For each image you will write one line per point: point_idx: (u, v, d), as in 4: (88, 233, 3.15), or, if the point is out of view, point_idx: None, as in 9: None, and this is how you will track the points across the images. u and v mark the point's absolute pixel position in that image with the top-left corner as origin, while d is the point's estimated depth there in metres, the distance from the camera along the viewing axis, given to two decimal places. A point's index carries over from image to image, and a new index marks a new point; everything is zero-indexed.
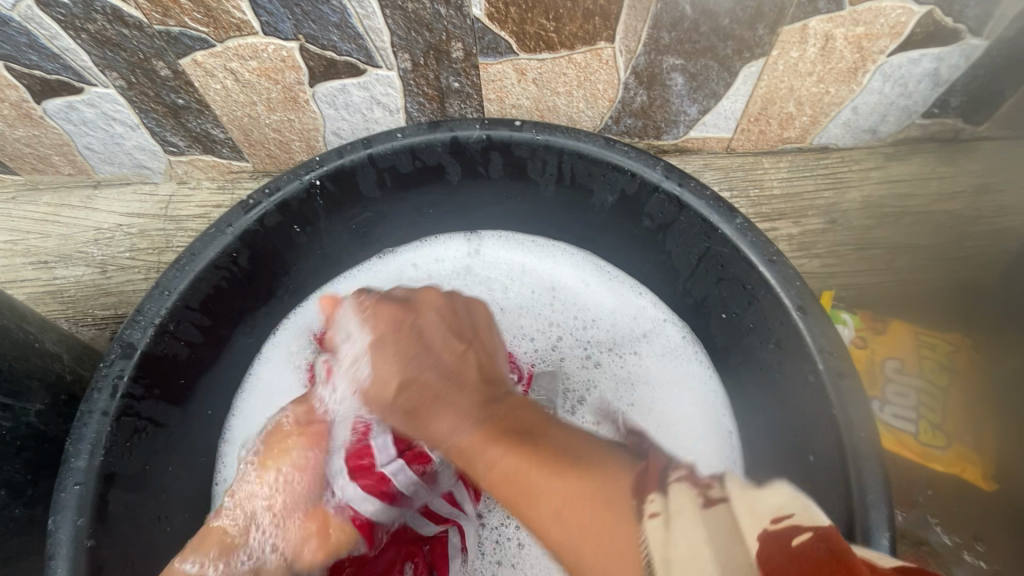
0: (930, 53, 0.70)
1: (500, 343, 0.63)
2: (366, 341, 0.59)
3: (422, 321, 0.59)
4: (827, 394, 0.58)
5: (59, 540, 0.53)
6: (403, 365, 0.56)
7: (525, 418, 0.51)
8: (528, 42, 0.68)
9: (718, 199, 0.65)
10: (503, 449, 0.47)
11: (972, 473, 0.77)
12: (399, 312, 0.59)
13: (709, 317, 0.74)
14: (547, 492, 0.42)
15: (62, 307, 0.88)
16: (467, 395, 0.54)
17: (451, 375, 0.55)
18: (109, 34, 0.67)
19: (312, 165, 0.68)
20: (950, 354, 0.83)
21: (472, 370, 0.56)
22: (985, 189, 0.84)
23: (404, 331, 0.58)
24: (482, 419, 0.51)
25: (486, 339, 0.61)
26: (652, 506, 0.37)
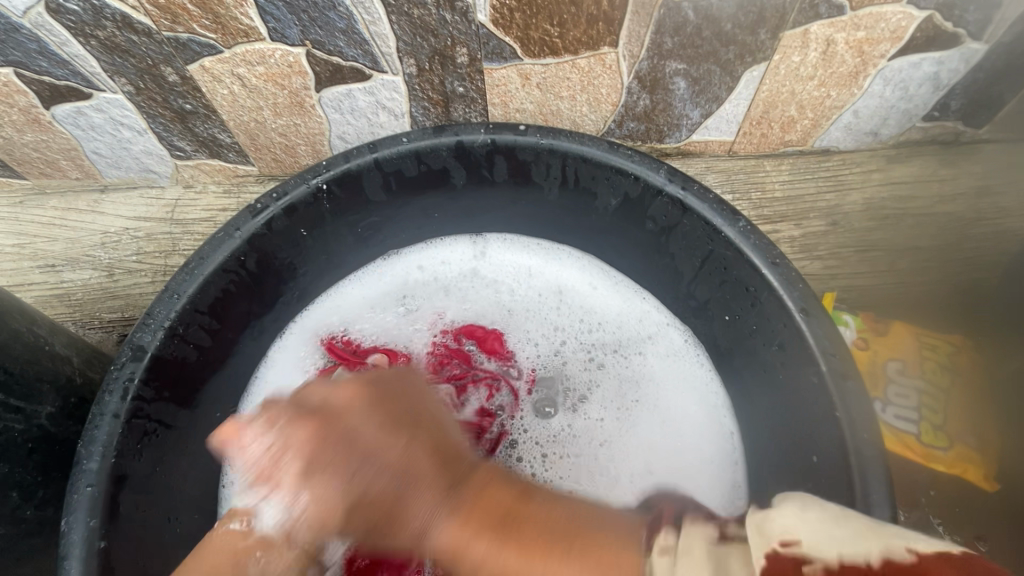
0: (930, 57, 0.71)
1: (438, 408, 0.64)
2: (292, 485, 0.49)
3: (347, 422, 0.53)
4: (830, 395, 0.58)
5: (72, 541, 0.53)
6: (343, 492, 0.50)
7: (502, 496, 0.52)
8: (532, 47, 0.69)
9: (721, 203, 0.66)
10: (499, 556, 0.47)
11: (975, 474, 0.77)
12: (336, 438, 0.51)
13: (711, 320, 0.75)
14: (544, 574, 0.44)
15: (69, 310, 0.88)
16: (426, 494, 0.52)
17: (407, 478, 0.53)
18: (118, 41, 0.67)
19: (319, 169, 0.69)
20: (951, 355, 0.83)
21: (424, 463, 0.54)
22: (985, 191, 0.85)
23: (409, 405, 0.59)
24: (453, 506, 0.51)
25: (423, 413, 0.60)
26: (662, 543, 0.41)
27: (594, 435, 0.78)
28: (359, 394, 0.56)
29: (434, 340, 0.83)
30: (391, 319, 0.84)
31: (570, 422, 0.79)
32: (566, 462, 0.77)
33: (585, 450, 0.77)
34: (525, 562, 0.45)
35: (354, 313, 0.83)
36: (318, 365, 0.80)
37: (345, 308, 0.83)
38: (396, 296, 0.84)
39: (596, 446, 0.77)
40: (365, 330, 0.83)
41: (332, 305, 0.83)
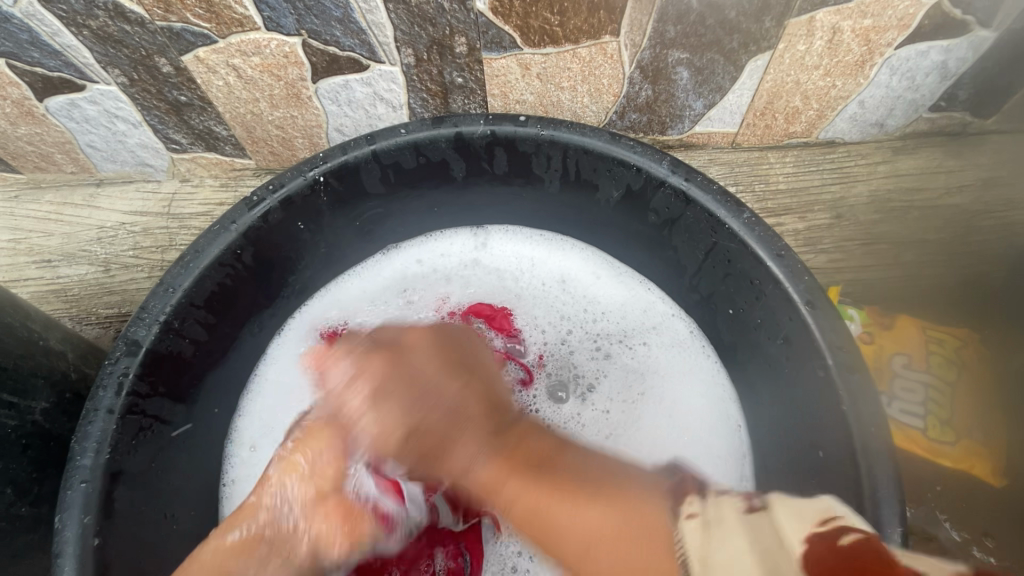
0: (938, 46, 0.69)
1: (500, 376, 0.65)
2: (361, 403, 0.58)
3: (404, 352, 0.60)
4: (837, 388, 0.57)
5: (65, 538, 0.53)
6: (406, 412, 0.56)
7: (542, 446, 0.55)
8: (532, 36, 0.68)
9: (725, 193, 0.65)
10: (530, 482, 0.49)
11: (981, 469, 0.77)
12: (403, 371, 0.58)
13: (715, 313, 0.74)
14: (574, 531, 0.45)
15: (66, 306, 0.87)
16: (473, 430, 0.56)
17: (460, 415, 0.57)
18: (111, 31, 0.66)
19: (316, 161, 0.68)
20: (959, 349, 0.82)
21: (473, 405, 0.58)
22: (992, 182, 0.84)
23: (413, 348, 0.61)
24: (494, 449, 0.54)
25: (478, 361, 0.64)
26: (690, 509, 0.41)
27: (601, 426, 0.77)
28: (422, 340, 0.62)
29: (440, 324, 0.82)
30: (392, 311, 0.83)
31: (575, 413, 0.78)
32: None
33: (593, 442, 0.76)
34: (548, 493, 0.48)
35: (354, 307, 0.82)
36: None
37: (344, 302, 0.82)
38: (396, 290, 0.83)
39: (603, 438, 0.76)
40: (366, 323, 0.81)
41: (330, 301, 0.81)
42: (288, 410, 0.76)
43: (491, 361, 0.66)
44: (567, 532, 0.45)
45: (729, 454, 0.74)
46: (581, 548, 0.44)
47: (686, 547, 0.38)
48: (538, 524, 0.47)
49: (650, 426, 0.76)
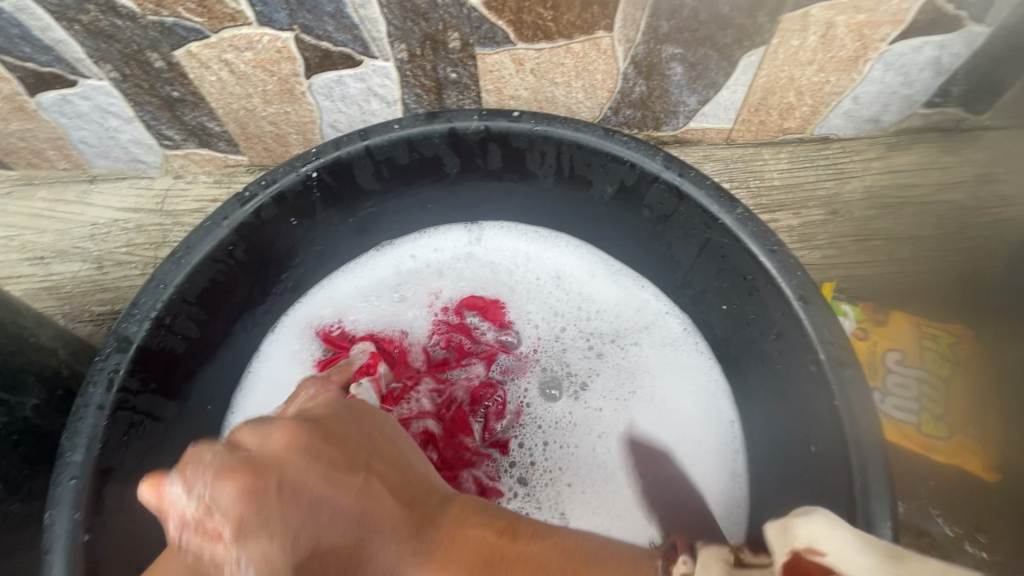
0: (932, 41, 0.69)
1: (417, 459, 0.52)
2: (197, 500, 0.37)
3: (274, 447, 0.41)
4: (829, 383, 0.57)
5: (55, 534, 0.52)
6: (293, 544, 0.38)
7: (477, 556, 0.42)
8: (525, 31, 0.68)
9: (718, 189, 0.65)
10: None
11: (975, 463, 0.77)
12: (292, 491, 0.39)
13: (709, 309, 0.74)
14: None
15: (59, 303, 0.87)
16: (391, 541, 0.42)
17: (366, 524, 0.41)
18: (102, 26, 0.66)
19: (308, 157, 0.67)
20: (953, 345, 0.82)
21: (382, 514, 0.42)
22: (986, 179, 0.84)
23: (288, 440, 0.42)
24: (426, 560, 0.42)
25: (392, 435, 0.52)
26: (680, 564, 0.43)
27: (593, 425, 0.77)
28: (298, 440, 0.42)
29: (434, 317, 0.83)
30: (386, 307, 0.82)
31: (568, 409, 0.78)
32: (563, 451, 0.76)
33: (584, 440, 0.76)
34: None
35: (348, 304, 0.82)
36: (317, 357, 0.79)
37: (338, 298, 0.81)
38: (390, 286, 0.83)
39: (593, 436, 0.76)
40: (359, 320, 0.81)
41: (325, 297, 0.81)
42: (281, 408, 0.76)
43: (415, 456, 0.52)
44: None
45: (720, 451, 0.74)
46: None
47: None
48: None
49: (641, 423, 0.76)
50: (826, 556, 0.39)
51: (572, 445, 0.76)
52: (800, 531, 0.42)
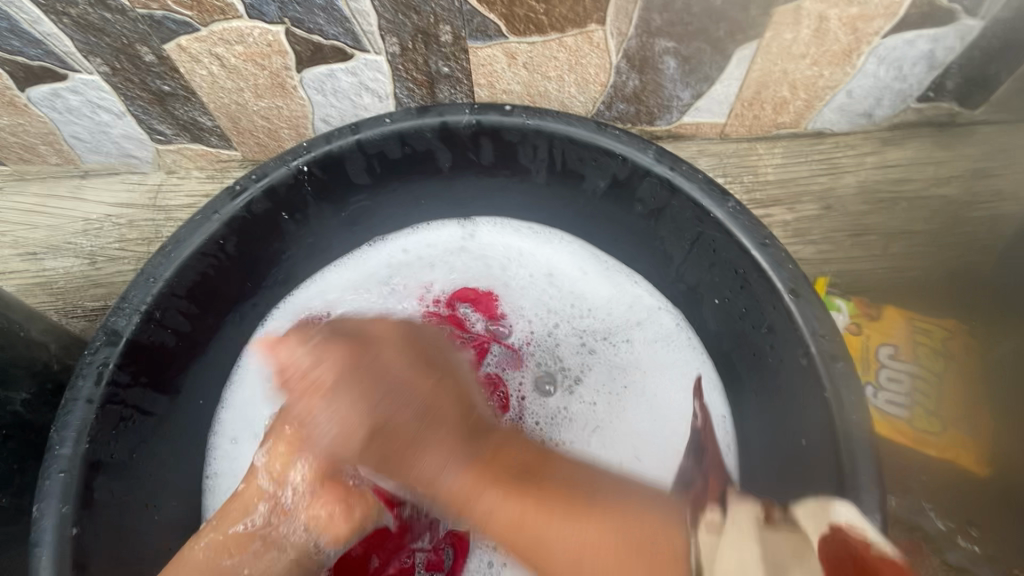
0: (925, 35, 0.69)
1: (466, 370, 0.72)
2: (319, 408, 0.60)
3: (384, 368, 0.63)
4: (820, 376, 0.57)
5: (43, 527, 0.52)
6: (377, 404, 0.61)
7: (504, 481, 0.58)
8: (517, 24, 0.67)
9: (709, 182, 0.65)
10: (511, 496, 0.57)
11: (968, 460, 0.77)
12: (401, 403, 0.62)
13: (702, 303, 0.74)
14: (559, 537, 0.54)
15: (51, 299, 0.87)
16: (444, 433, 0.61)
17: (433, 413, 0.62)
18: (92, 19, 0.65)
19: (299, 151, 0.67)
20: (946, 340, 0.82)
21: (447, 408, 0.63)
22: (982, 173, 0.83)
23: (402, 370, 0.64)
24: (469, 453, 0.61)
25: (440, 364, 0.68)
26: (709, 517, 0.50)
27: (586, 420, 0.77)
28: (371, 360, 0.63)
29: (424, 311, 0.83)
30: (377, 302, 0.82)
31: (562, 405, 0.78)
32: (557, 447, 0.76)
33: (578, 435, 0.76)
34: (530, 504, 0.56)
35: (339, 297, 0.81)
36: None
37: (330, 292, 0.81)
38: (382, 280, 0.83)
39: (587, 431, 0.76)
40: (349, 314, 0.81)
41: (315, 291, 0.81)
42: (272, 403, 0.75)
43: (462, 365, 0.72)
44: (560, 544, 0.54)
45: None
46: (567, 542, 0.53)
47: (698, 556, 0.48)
48: (520, 533, 0.56)
49: (633, 418, 0.77)
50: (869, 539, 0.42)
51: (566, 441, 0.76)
52: (840, 513, 0.46)
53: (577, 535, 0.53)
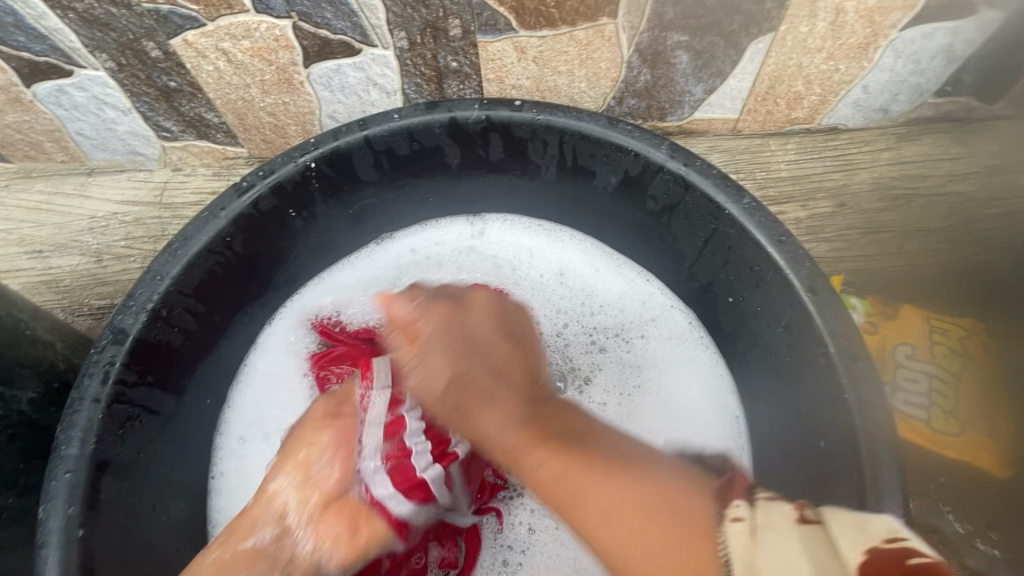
0: (944, 27, 0.68)
1: (542, 352, 0.66)
2: (414, 354, 0.59)
3: (472, 325, 0.61)
4: (838, 376, 0.56)
5: (50, 528, 0.52)
6: (454, 360, 0.58)
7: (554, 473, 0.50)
8: (528, 18, 0.66)
9: (724, 178, 0.63)
10: (566, 465, 0.51)
11: (987, 461, 0.75)
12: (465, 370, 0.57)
13: (715, 302, 0.72)
14: (603, 502, 0.47)
15: (57, 297, 0.86)
16: (510, 412, 0.56)
17: (502, 374, 0.58)
18: (97, 13, 0.65)
19: (307, 147, 0.66)
20: (963, 339, 0.80)
21: (517, 371, 0.59)
22: (1000, 169, 0.82)
23: (503, 334, 0.62)
24: (529, 416, 0.56)
25: (520, 339, 0.63)
26: (734, 512, 0.41)
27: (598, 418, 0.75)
28: (492, 326, 0.62)
29: None
30: None
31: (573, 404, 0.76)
32: None
33: None
34: (579, 487, 0.49)
35: (347, 296, 0.80)
36: (312, 351, 0.77)
37: (338, 291, 0.80)
38: (390, 279, 0.82)
39: None
40: (357, 313, 0.80)
41: (323, 289, 0.80)
42: (279, 402, 0.75)
43: (540, 352, 0.65)
44: (602, 505, 0.47)
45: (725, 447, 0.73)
46: (605, 514, 0.46)
47: (730, 549, 0.39)
48: (562, 496, 0.49)
49: (646, 418, 0.75)
50: (914, 552, 0.36)
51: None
52: (876, 526, 0.39)
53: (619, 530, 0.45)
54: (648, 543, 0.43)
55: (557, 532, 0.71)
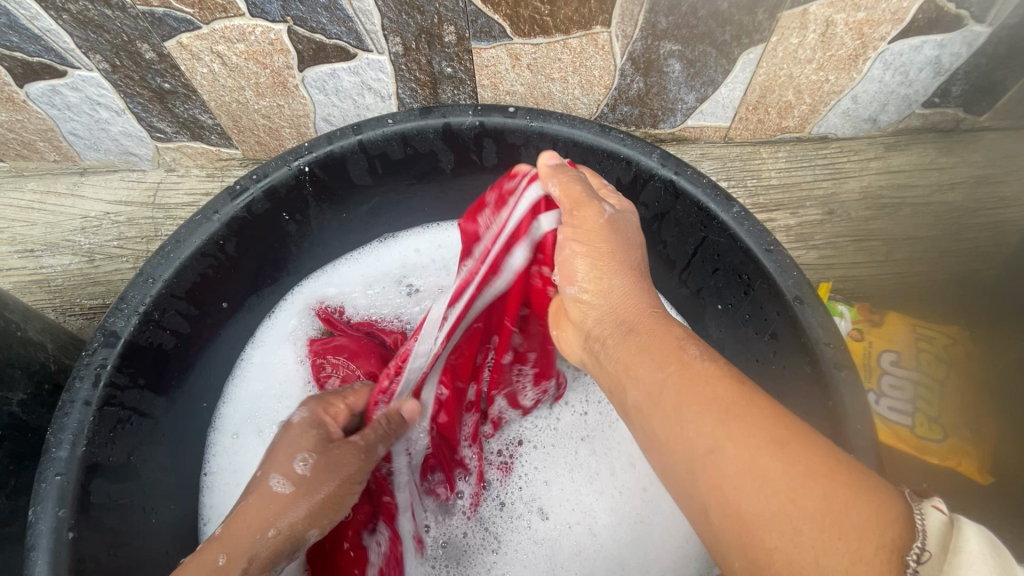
0: (932, 40, 0.69)
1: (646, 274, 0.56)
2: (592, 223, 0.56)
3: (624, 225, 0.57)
4: (823, 384, 0.57)
5: (39, 532, 0.51)
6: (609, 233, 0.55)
7: (719, 373, 0.42)
8: (522, 26, 0.67)
9: (714, 187, 0.64)
10: (724, 378, 0.42)
11: (968, 467, 0.76)
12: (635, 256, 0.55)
13: (705, 309, 0.73)
14: (747, 417, 0.39)
15: (48, 297, 0.85)
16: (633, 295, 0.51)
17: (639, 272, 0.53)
18: (91, 15, 0.64)
19: (300, 151, 0.66)
20: (948, 347, 0.81)
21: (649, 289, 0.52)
22: (985, 180, 0.84)
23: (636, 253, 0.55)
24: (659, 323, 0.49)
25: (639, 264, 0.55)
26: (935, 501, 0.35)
27: (576, 427, 0.76)
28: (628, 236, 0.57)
29: None
30: (392, 297, 0.82)
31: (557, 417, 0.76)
32: (542, 451, 0.75)
33: (565, 441, 0.75)
34: (744, 394, 0.41)
35: (350, 288, 0.82)
36: (310, 336, 0.79)
37: (343, 283, 0.82)
38: (395, 278, 0.83)
39: (578, 438, 0.75)
40: (359, 306, 0.81)
41: (326, 282, 0.81)
42: (274, 394, 0.76)
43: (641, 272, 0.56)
44: (752, 431, 0.38)
45: None
46: (767, 441, 0.37)
47: (926, 525, 0.33)
48: (694, 392, 0.41)
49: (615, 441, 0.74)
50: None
51: (550, 444, 0.75)
52: None
53: (779, 458, 0.36)
54: (802, 501, 0.35)
55: (530, 532, 0.71)
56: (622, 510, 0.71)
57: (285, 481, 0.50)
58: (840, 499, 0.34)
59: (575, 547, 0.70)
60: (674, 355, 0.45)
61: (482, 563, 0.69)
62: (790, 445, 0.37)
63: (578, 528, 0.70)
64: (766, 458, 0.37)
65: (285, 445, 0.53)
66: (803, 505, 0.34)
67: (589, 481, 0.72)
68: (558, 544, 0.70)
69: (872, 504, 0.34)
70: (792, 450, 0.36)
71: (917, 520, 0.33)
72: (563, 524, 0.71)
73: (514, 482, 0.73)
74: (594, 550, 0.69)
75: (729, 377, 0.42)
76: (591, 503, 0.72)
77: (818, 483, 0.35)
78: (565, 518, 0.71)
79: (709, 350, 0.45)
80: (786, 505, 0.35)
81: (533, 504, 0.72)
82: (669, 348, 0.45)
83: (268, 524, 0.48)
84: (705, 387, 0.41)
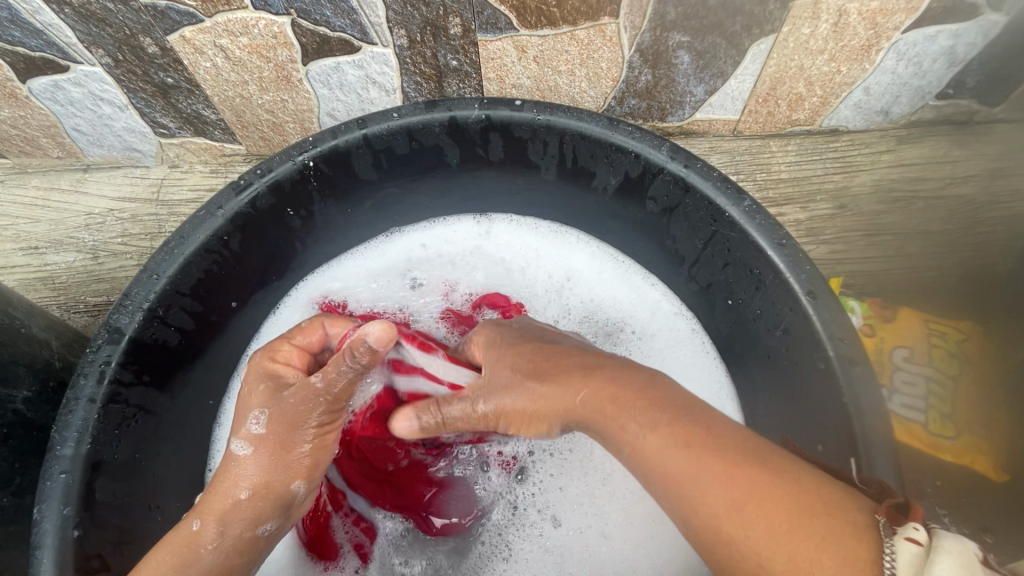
0: (947, 30, 0.67)
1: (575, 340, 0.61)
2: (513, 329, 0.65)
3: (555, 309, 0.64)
4: (837, 381, 0.56)
5: (44, 530, 0.51)
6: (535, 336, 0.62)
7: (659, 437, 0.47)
8: (529, 17, 0.66)
9: (724, 180, 0.63)
10: (670, 441, 0.46)
11: (983, 464, 0.76)
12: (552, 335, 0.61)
13: (713, 305, 0.72)
14: (700, 487, 0.43)
15: (53, 294, 0.85)
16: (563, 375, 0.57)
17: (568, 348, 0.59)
18: (93, 9, 0.64)
19: (305, 146, 0.65)
20: (960, 343, 0.80)
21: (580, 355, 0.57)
22: (999, 173, 0.82)
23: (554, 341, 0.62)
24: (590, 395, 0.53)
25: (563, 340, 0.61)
26: (911, 531, 0.38)
27: None
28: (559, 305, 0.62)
29: (449, 310, 0.81)
30: (398, 292, 0.82)
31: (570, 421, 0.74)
32: (555, 456, 0.73)
33: (579, 446, 0.73)
34: (690, 459, 0.45)
35: (357, 284, 0.81)
36: None
37: (349, 278, 0.81)
38: (402, 273, 0.82)
39: (592, 442, 0.73)
40: (365, 301, 0.81)
41: (332, 276, 0.81)
42: None
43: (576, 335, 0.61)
44: (708, 495, 0.43)
45: None
46: (727, 503, 0.42)
47: (897, 559, 0.36)
48: (649, 466, 0.47)
49: None
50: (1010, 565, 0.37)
51: (561, 452, 0.73)
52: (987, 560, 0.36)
53: (740, 519, 0.41)
54: (772, 554, 0.39)
55: (542, 540, 0.70)
56: (635, 513, 0.70)
57: (242, 444, 0.57)
58: (806, 546, 0.38)
59: (587, 553, 0.69)
60: (620, 438, 0.49)
61: (493, 569, 0.69)
62: (748, 503, 0.41)
63: (592, 533, 0.70)
64: (730, 521, 0.42)
65: (245, 402, 0.59)
66: (773, 561, 0.39)
67: (601, 486, 0.72)
68: (571, 550, 0.69)
69: (838, 544, 0.38)
70: (749, 509, 0.41)
71: (888, 562, 0.36)
72: (576, 529, 0.70)
73: (525, 488, 0.72)
74: (607, 555, 0.69)
75: (665, 438, 0.46)
76: (604, 506, 0.71)
77: (784, 537, 0.39)
78: (578, 523, 0.70)
79: (645, 415, 0.48)
80: (762, 562, 0.40)
81: (546, 511, 0.71)
82: (614, 431, 0.50)
83: (238, 488, 0.56)
84: (659, 462, 0.46)
